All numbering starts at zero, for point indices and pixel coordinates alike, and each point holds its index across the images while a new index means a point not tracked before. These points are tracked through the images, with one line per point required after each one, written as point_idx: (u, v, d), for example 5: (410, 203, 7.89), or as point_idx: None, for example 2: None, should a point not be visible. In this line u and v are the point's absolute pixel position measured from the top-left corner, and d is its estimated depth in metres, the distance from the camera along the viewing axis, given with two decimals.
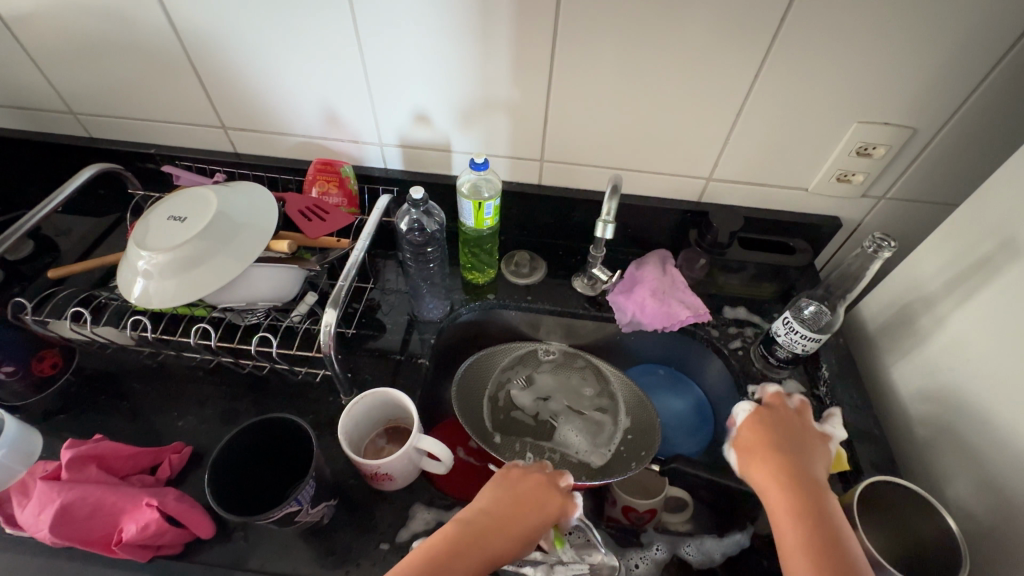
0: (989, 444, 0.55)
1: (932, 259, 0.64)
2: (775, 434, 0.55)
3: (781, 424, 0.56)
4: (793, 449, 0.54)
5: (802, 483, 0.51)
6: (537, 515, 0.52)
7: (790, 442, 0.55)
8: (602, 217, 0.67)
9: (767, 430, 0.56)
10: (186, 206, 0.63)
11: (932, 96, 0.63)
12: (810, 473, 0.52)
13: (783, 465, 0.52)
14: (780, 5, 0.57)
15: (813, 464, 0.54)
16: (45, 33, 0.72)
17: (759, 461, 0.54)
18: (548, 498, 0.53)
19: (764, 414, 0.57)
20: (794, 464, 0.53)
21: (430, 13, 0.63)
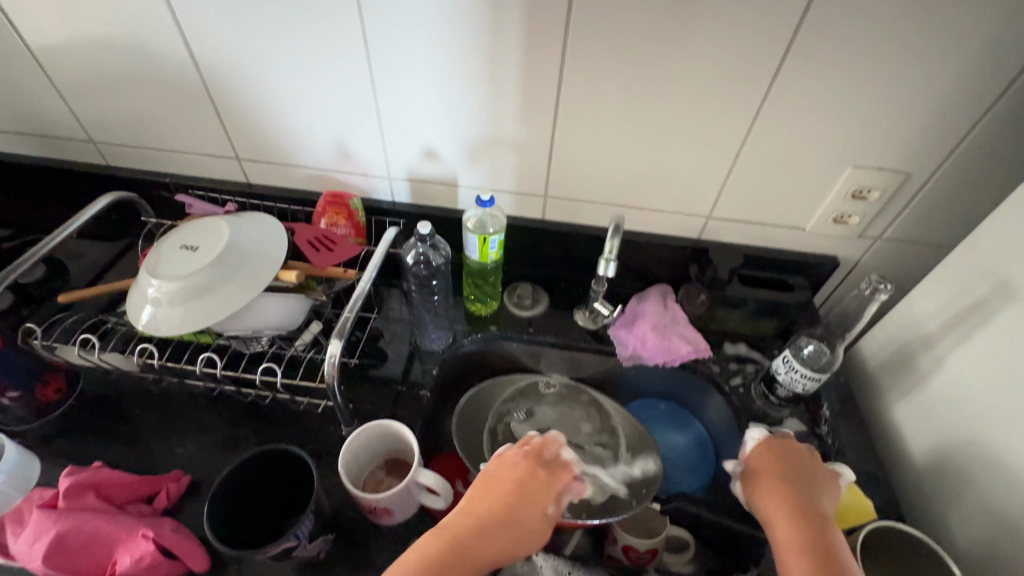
0: (994, 488, 0.55)
1: (928, 300, 0.65)
2: (777, 460, 0.57)
3: (785, 452, 0.58)
4: (796, 474, 0.56)
5: (802, 505, 0.53)
6: (531, 510, 0.52)
7: (794, 468, 0.56)
8: (605, 255, 0.69)
9: (767, 457, 0.58)
10: (199, 235, 0.65)
11: (924, 142, 0.65)
12: (814, 500, 0.53)
13: (782, 490, 0.54)
14: (776, 55, 0.60)
15: (822, 491, 0.55)
16: (74, 67, 0.76)
17: (760, 486, 0.56)
18: (533, 486, 0.53)
19: (772, 443, 0.59)
20: (795, 488, 0.54)
21: (443, 54, 0.66)
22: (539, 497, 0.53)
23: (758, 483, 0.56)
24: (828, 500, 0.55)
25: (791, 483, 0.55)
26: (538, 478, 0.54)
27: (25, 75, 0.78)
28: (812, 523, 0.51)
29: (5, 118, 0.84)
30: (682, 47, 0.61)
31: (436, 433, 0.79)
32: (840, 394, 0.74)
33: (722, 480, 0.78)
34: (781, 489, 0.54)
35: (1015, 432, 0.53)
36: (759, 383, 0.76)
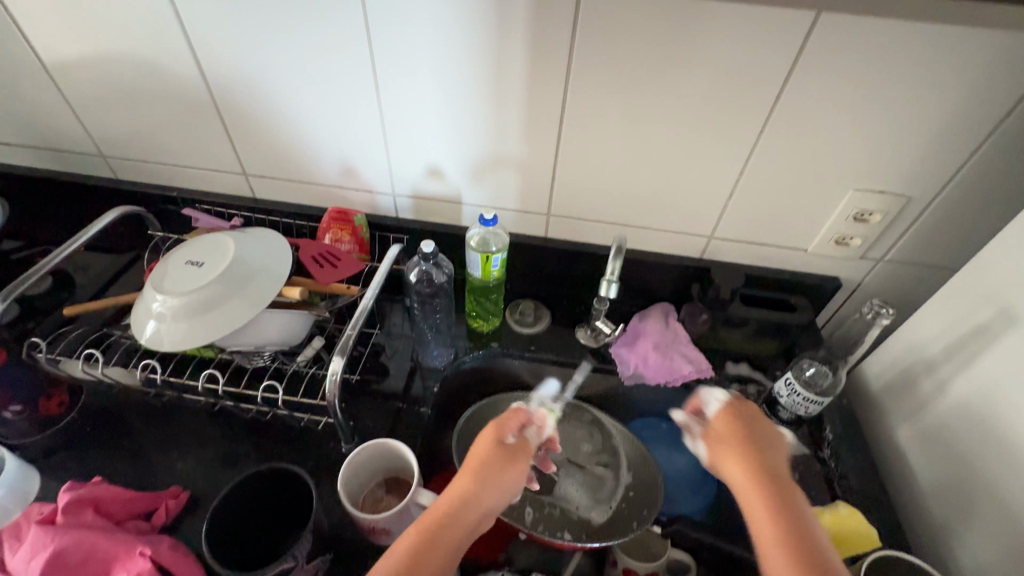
0: (1000, 516, 0.54)
1: (930, 324, 0.65)
2: (733, 416, 0.57)
3: (741, 407, 0.58)
4: (752, 431, 0.56)
5: (758, 460, 0.53)
6: (494, 459, 0.56)
7: (749, 423, 0.57)
8: (607, 276, 0.68)
9: (723, 415, 0.58)
10: (204, 251, 0.66)
11: (925, 166, 0.66)
12: (773, 460, 0.53)
13: (739, 450, 0.54)
14: (777, 80, 0.60)
15: (777, 447, 0.55)
16: (87, 84, 0.77)
17: (715, 443, 0.57)
18: (489, 439, 0.58)
19: (732, 406, 0.58)
20: (751, 444, 0.55)
21: (449, 76, 0.67)
22: (498, 444, 0.57)
23: (715, 441, 0.57)
24: (783, 453, 0.55)
25: (746, 439, 0.55)
26: (495, 431, 0.59)
27: (39, 90, 0.79)
28: (767, 475, 0.51)
29: (18, 131, 0.86)
30: (685, 71, 0.61)
31: (436, 449, 0.79)
32: (843, 417, 0.74)
33: (724, 502, 0.77)
34: (737, 446, 0.55)
35: (1020, 460, 0.52)
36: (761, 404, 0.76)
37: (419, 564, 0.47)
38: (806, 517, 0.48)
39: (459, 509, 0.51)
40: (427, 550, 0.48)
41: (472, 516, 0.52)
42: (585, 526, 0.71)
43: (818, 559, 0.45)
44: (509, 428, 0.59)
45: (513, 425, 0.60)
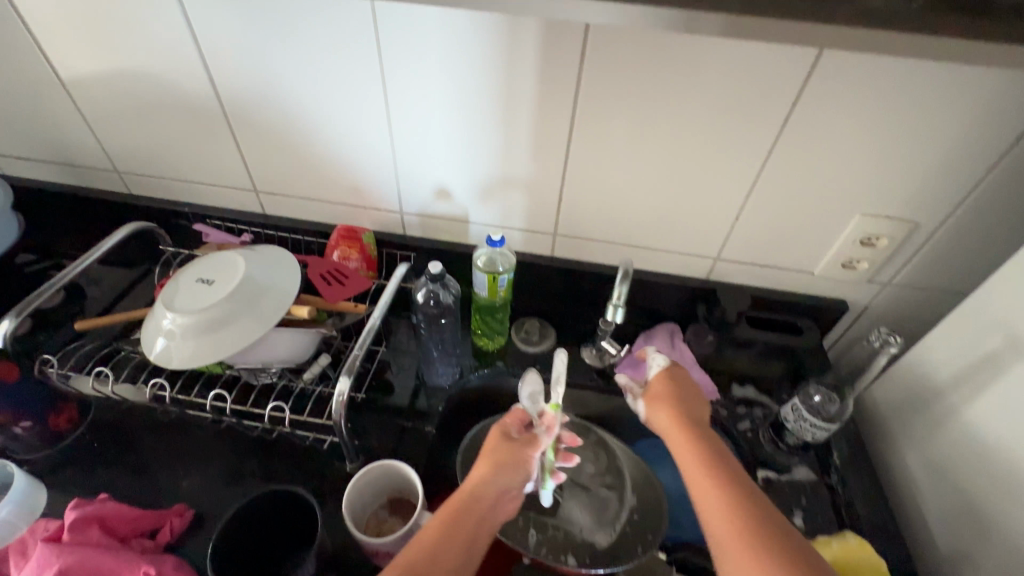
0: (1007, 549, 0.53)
1: (935, 350, 0.64)
2: (665, 379, 0.66)
3: (671, 371, 0.66)
4: (682, 392, 0.64)
5: (684, 412, 0.61)
6: (506, 450, 0.62)
7: (677, 383, 0.65)
8: (613, 301, 0.69)
9: (658, 378, 0.66)
10: (215, 269, 0.66)
11: (932, 193, 0.66)
12: (696, 412, 0.62)
13: (670, 404, 0.62)
14: (783, 108, 0.61)
15: (698, 403, 0.64)
16: (104, 102, 0.79)
17: (651, 403, 0.64)
18: (497, 434, 0.64)
19: (669, 370, 0.67)
20: (680, 401, 0.63)
21: (457, 98, 0.68)
22: (505, 435, 0.64)
23: (651, 401, 0.65)
24: (704, 409, 0.64)
25: (675, 397, 0.63)
26: (501, 427, 0.65)
27: (58, 108, 0.81)
28: (692, 424, 0.60)
29: (36, 147, 0.88)
30: (690, 98, 0.62)
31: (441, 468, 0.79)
32: (851, 442, 0.73)
33: None
34: (667, 402, 0.63)
35: None
36: (767, 428, 0.76)
37: (450, 532, 0.52)
38: (727, 458, 0.55)
39: (479, 486, 0.58)
40: (456, 521, 0.54)
41: (493, 495, 0.58)
42: (589, 550, 0.70)
43: (734, 481, 0.52)
44: (513, 425, 0.65)
45: (515, 423, 0.66)
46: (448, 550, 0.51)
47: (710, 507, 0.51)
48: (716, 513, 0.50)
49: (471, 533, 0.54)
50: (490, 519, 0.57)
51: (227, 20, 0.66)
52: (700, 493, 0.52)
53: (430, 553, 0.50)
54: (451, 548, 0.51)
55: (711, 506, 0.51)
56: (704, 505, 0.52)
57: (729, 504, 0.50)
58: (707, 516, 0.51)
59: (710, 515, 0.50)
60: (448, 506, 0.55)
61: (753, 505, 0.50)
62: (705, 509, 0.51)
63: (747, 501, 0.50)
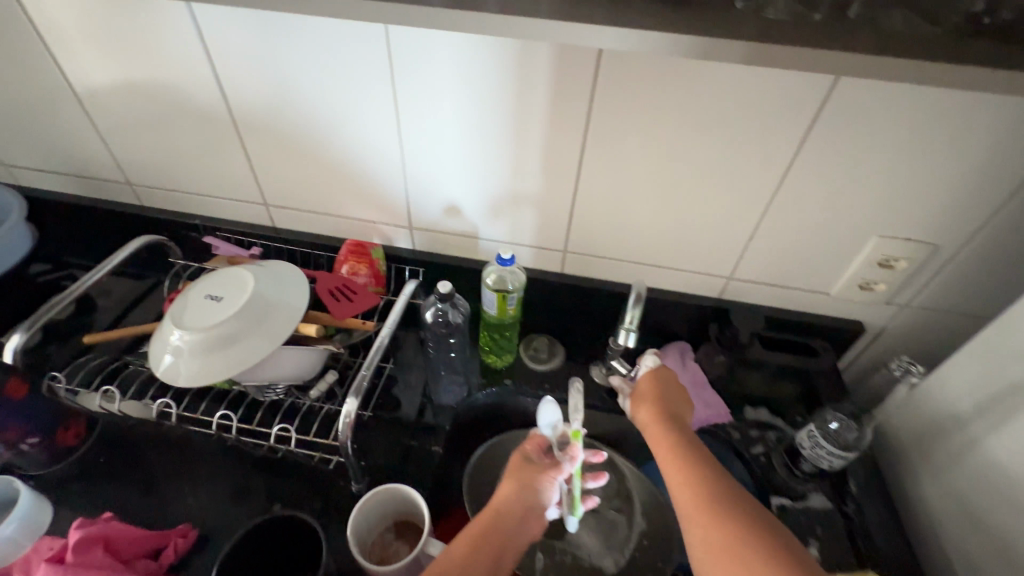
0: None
1: (954, 379, 0.63)
2: (651, 379, 0.69)
3: (657, 372, 0.69)
4: (667, 392, 0.67)
5: (664, 407, 0.64)
6: (529, 476, 0.63)
7: (661, 383, 0.68)
8: (625, 325, 0.67)
9: (645, 379, 0.69)
10: (223, 285, 0.66)
11: (952, 216, 0.64)
12: (678, 411, 0.64)
13: (653, 402, 0.65)
14: (799, 131, 0.60)
15: (682, 402, 0.66)
16: (119, 117, 0.80)
17: (635, 401, 0.67)
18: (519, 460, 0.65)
19: (657, 372, 0.69)
20: (661, 398, 0.66)
21: (468, 116, 0.68)
22: (526, 459, 0.66)
23: (636, 399, 0.67)
24: (688, 410, 0.66)
25: (658, 395, 0.66)
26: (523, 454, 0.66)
27: (73, 122, 0.82)
28: (670, 418, 0.62)
29: (51, 159, 0.89)
30: (703, 120, 0.61)
31: (447, 488, 0.78)
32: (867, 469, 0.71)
33: None
34: (649, 399, 0.66)
35: None
36: (781, 454, 0.74)
37: (478, 544, 0.54)
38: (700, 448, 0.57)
39: (504, 504, 0.60)
40: (484, 534, 0.55)
41: (518, 512, 0.60)
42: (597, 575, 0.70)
43: (701, 463, 0.54)
44: (534, 450, 0.67)
45: (535, 448, 0.67)
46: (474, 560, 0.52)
47: (679, 487, 0.53)
48: (684, 491, 0.52)
49: (496, 547, 0.55)
50: (518, 537, 0.59)
51: (241, 40, 0.67)
52: (672, 477, 0.55)
53: (458, 563, 0.51)
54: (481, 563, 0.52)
55: (680, 487, 0.53)
56: (674, 485, 0.54)
57: (695, 482, 0.52)
58: (676, 494, 0.53)
59: (679, 494, 0.53)
60: (476, 521, 0.57)
61: (717, 483, 0.52)
62: (676, 491, 0.53)
63: (713, 479, 0.52)
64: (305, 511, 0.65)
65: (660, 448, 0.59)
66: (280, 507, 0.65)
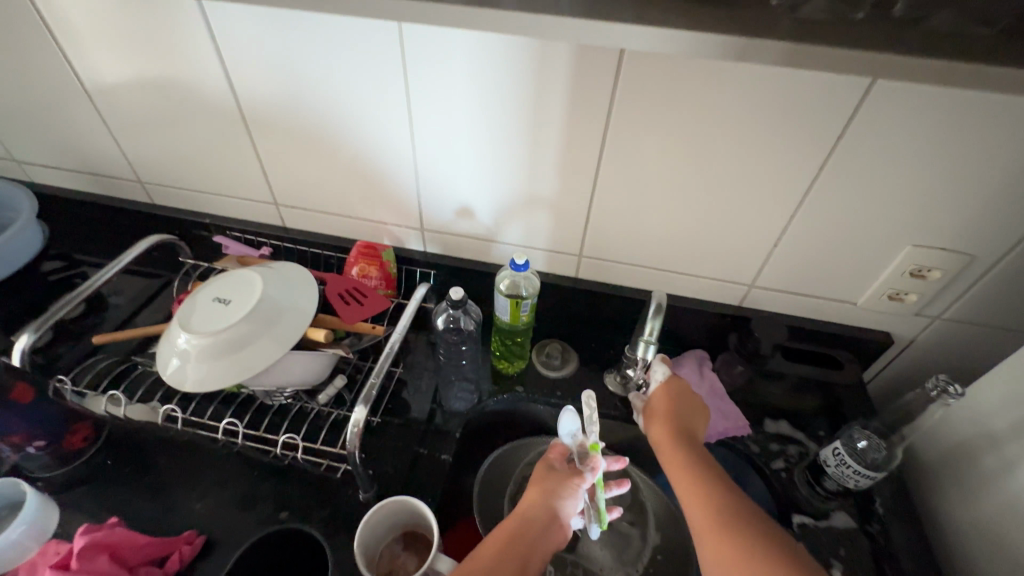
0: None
1: (990, 397, 0.59)
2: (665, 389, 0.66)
3: (672, 381, 0.67)
4: (682, 404, 0.65)
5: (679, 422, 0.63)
6: (552, 483, 0.62)
7: (677, 395, 0.66)
8: (644, 336, 0.64)
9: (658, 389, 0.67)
10: (232, 287, 0.65)
11: (992, 225, 0.60)
12: (692, 427, 0.63)
13: (667, 417, 0.63)
14: (830, 135, 0.57)
15: (696, 416, 0.65)
16: (129, 114, 0.79)
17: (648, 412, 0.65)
18: (541, 469, 0.64)
19: (671, 383, 0.67)
20: (675, 411, 0.64)
21: (483, 117, 0.66)
22: (550, 467, 0.64)
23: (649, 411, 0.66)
24: (701, 424, 0.65)
25: (671, 407, 0.64)
26: (544, 462, 0.65)
27: (83, 118, 0.81)
28: (686, 435, 0.61)
29: (62, 157, 0.88)
30: (728, 122, 0.58)
31: (457, 497, 0.76)
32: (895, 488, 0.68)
33: None
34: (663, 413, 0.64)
35: None
36: (803, 471, 0.71)
37: (504, 557, 0.53)
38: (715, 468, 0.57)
39: (529, 513, 0.58)
40: (509, 547, 0.54)
41: (545, 521, 0.58)
42: None
43: (723, 492, 0.53)
44: (557, 458, 0.65)
45: (558, 457, 0.65)
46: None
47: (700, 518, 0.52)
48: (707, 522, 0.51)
49: (520, 556, 0.54)
50: (545, 546, 0.57)
51: (251, 37, 0.65)
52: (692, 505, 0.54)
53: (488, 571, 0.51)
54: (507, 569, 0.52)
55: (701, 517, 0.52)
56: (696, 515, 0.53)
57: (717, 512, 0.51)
58: (698, 525, 0.52)
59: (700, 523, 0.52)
60: (501, 531, 0.56)
61: (740, 515, 0.51)
62: (697, 521, 0.52)
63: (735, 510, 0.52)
64: (312, 519, 0.63)
65: (675, 467, 0.57)
66: (286, 515, 0.64)
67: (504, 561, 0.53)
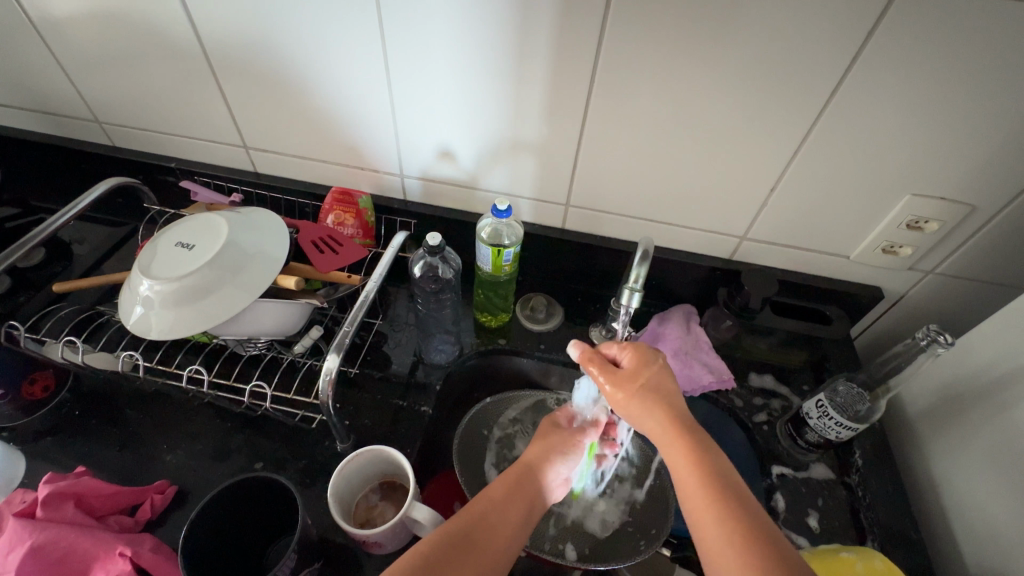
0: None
1: (976, 350, 0.59)
2: (648, 368, 0.57)
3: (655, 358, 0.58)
4: (650, 391, 0.56)
5: (673, 412, 0.54)
6: (557, 437, 0.62)
7: (662, 376, 0.57)
8: (629, 284, 0.58)
9: (639, 369, 0.57)
10: (196, 232, 0.61)
11: (995, 175, 0.58)
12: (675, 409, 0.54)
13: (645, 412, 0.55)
14: (835, 72, 0.53)
15: (670, 395, 0.56)
16: (78, 46, 0.72)
17: (631, 398, 0.56)
18: (545, 429, 0.64)
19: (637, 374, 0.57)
20: (667, 399, 0.55)
21: (465, 51, 0.60)
22: (554, 424, 0.64)
23: (636, 395, 0.55)
24: (680, 401, 0.56)
25: (661, 394, 0.55)
26: (549, 424, 0.65)
27: (27, 48, 0.74)
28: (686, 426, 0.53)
29: (10, 93, 0.81)
30: (728, 55, 0.54)
31: (438, 448, 0.75)
32: (875, 441, 0.68)
33: None
34: (654, 401, 0.55)
35: None
36: (785, 423, 0.71)
37: (511, 504, 0.52)
38: (716, 459, 0.50)
39: (533, 463, 0.58)
40: (516, 496, 0.53)
41: (552, 472, 0.58)
42: (588, 538, 0.66)
43: (735, 497, 0.46)
44: (564, 416, 0.66)
45: (564, 415, 0.66)
46: (506, 522, 0.50)
47: (707, 527, 0.46)
48: (714, 534, 0.45)
49: (527, 504, 0.53)
50: (548, 497, 0.57)
51: None
52: (696, 511, 0.47)
53: (499, 509, 0.51)
54: (514, 513, 0.51)
55: (708, 523, 0.46)
56: (700, 524, 0.46)
57: (727, 524, 0.44)
58: (703, 534, 0.46)
59: (705, 533, 0.45)
60: (507, 478, 0.55)
61: (753, 527, 0.44)
62: (703, 533, 0.46)
63: (750, 523, 0.44)
64: (288, 470, 0.63)
65: (680, 469, 0.50)
66: (262, 466, 0.63)
67: (509, 510, 0.51)
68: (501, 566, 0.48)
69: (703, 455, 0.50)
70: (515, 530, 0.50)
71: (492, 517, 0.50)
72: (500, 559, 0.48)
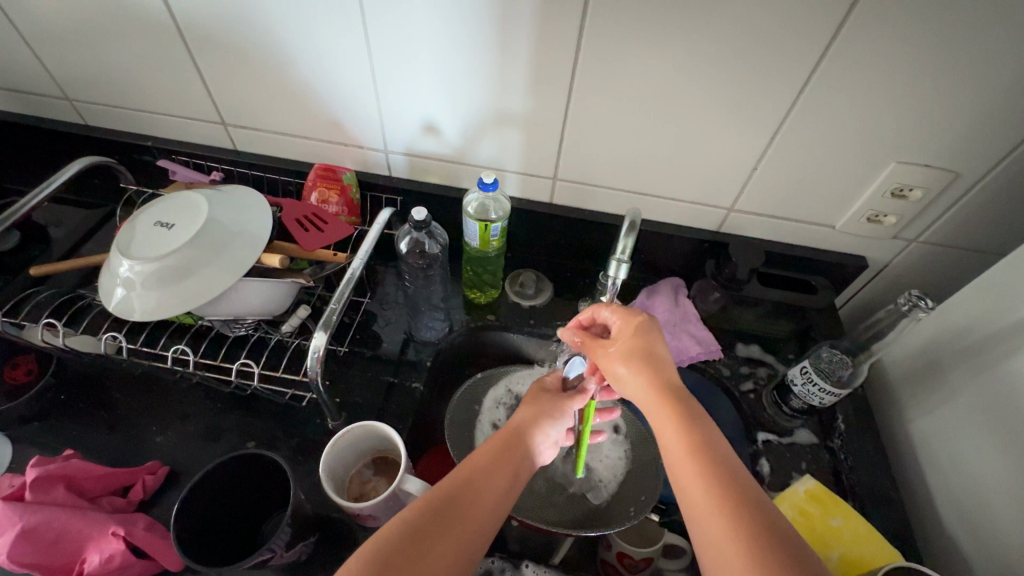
0: (1005, 530, 0.51)
1: (958, 315, 0.60)
2: (632, 330, 0.58)
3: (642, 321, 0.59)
4: (639, 359, 0.55)
5: (658, 372, 0.54)
6: (543, 398, 0.61)
7: (651, 334, 0.58)
8: (616, 255, 0.57)
9: (624, 330, 0.59)
10: (174, 211, 0.60)
11: (981, 139, 0.58)
12: (663, 376, 0.54)
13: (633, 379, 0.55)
14: (821, 39, 0.52)
15: (660, 363, 0.55)
16: (41, 20, 0.68)
17: (609, 353, 0.58)
18: (534, 390, 0.63)
19: (628, 343, 0.57)
20: (651, 357, 0.55)
21: (444, 20, 0.58)
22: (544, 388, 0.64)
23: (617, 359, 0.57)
24: (670, 366, 0.55)
25: (645, 353, 0.56)
26: (537, 386, 0.64)
27: None
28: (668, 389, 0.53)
29: None
30: (715, 22, 0.53)
31: (430, 424, 0.76)
32: (858, 406, 0.69)
33: None
34: (633, 359, 0.56)
35: None
36: (771, 391, 0.73)
37: (499, 467, 0.51)
38: (704, 424, 0.50)
39: (522, 429, 0.56)
40: (503, 458, 0.52)
41: (536, 436, 0.57)
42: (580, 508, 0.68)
43: (718, 465, 0.46)
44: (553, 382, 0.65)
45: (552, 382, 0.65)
46: (492, 485, 0.49)
47: (696, 498, 0.45)
48: (704, 506, 0.44)
49: (517, 464, 0.53)
50: (534, 462, 0.55)
51: None
52: (686, 484, 0.46)
53: (483, 470, 0.50)
54: (500, 475, 0.51)
55: (697, 497, 0.45)
56: (688, 491, 0.46)
57: (717, 497, 0.44)
58: (694, 508, 0.45)
59: (695, 506, 0.45)
60: (493, 442, 0.54)
61: (739, 498, 0.44)
62: (690, 500, 0.46)
63: (736, 493, 0.44)
64: (281, 448, 0.63)
65: (666, 432, 0.50)
66: (253, 444, 0.63)
67: (498, 471, 0.51)
68: (490, 527, 0.47)
69: (691, 425, 0.49)
70: (503, 490, 0.50)
71: (478, 479, 0.49)
72: (487, 519, 0.47)
